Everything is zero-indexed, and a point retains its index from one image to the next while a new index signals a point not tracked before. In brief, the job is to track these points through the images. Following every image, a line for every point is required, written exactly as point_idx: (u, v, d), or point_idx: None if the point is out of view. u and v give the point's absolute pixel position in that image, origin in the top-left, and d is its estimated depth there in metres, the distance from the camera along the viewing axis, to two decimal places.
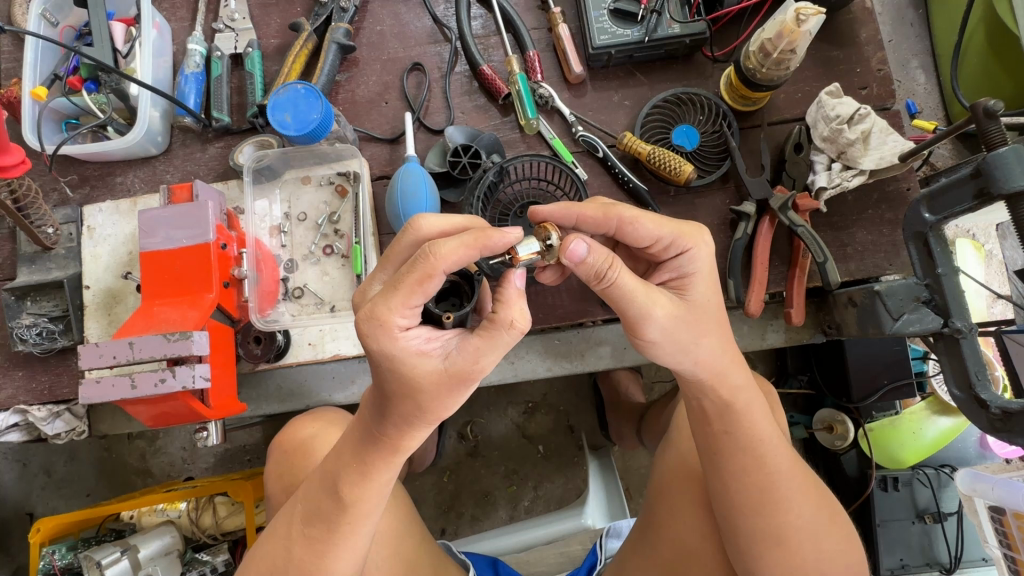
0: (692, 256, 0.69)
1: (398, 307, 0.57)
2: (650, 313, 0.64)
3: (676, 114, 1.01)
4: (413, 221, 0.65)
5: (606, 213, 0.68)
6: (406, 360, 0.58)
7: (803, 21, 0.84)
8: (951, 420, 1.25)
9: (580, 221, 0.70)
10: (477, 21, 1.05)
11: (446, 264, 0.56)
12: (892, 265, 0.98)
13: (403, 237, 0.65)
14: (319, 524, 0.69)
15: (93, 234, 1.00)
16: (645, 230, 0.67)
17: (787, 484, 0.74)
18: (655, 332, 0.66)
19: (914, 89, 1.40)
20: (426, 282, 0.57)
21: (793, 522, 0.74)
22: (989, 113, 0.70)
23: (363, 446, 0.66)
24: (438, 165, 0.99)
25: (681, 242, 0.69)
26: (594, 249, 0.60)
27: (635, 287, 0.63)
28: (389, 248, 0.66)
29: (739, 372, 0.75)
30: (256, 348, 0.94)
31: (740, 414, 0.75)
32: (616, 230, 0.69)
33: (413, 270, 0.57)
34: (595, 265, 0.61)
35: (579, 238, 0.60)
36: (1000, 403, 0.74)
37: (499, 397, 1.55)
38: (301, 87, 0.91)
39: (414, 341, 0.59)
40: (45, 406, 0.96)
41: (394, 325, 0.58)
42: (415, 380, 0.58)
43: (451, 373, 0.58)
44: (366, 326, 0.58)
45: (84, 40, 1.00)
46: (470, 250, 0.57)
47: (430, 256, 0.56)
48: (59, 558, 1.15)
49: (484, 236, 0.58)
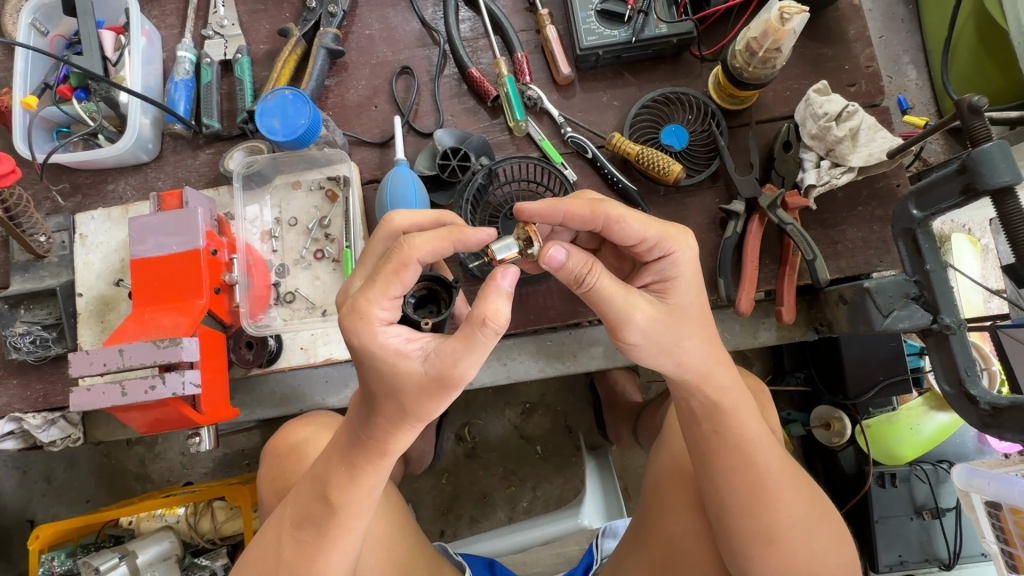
0: (675, 259, 0.70)
1: (377, 300, 0.59)
2: (630, 316, 0.65)
3: (664, 114, 1.02)
4: (386, 219, 0.69)
5: (593, 210, 0.68)
6: (387, 359, 0.58)
7: (787, 20, 0.84)
8: (948, 415, 1.24)
9: (567, 218, 0.69)
10: (465, 24, 1.06)
11: (421, 253, 0.59)
12: (883, 261, 0.98)
13: (378, 233, 0.68)
14: (308, 528, 0.70)
15: (86, 241, 1.00)
16: (632, 229, 0.68)
17: (777, 483, 0.74)
18: (636, 336, 0.66)
19: (905, 85, 1.40)
20: (402, 270, 0.59)
21: (783, 521, 0.74)
22: (974, 109, 0.69)
23: (350, 449, 0.66)
24: (427, 167, 0.99)
25: (665, 244, 0.69)
26: (572, 254, 0.63)
27: (615, 291, 0.64)
28: (365, 247, 0.68)
29: (726, 372, 0.75)
30: (247, 353, 0.95)
31: (727, 413, 0.75)
32: (602, 228, 0.69)
33: (389, 261, 0.59)
34: (574, 269, 0.63)
35: (557, 244, 0.63)
36: (990, 399, 0.74)
37: (496, 398, 1.56)
38: (289, 92, 0.91)
39: (393, 338, 0.59)
40: (39, 414, 0.98)
41: (373, 317, 0.59)
42: (399, 382, 0.58)
43: (431, 375, 0.57)
44: (347, 320, 0.59)
45: (74, 49, 1.01)
46: (444, 241, 0.61)
47: (406, 245, 0.59)
48: (59, 564, 1.16)
49: (457, 231, 0.62)
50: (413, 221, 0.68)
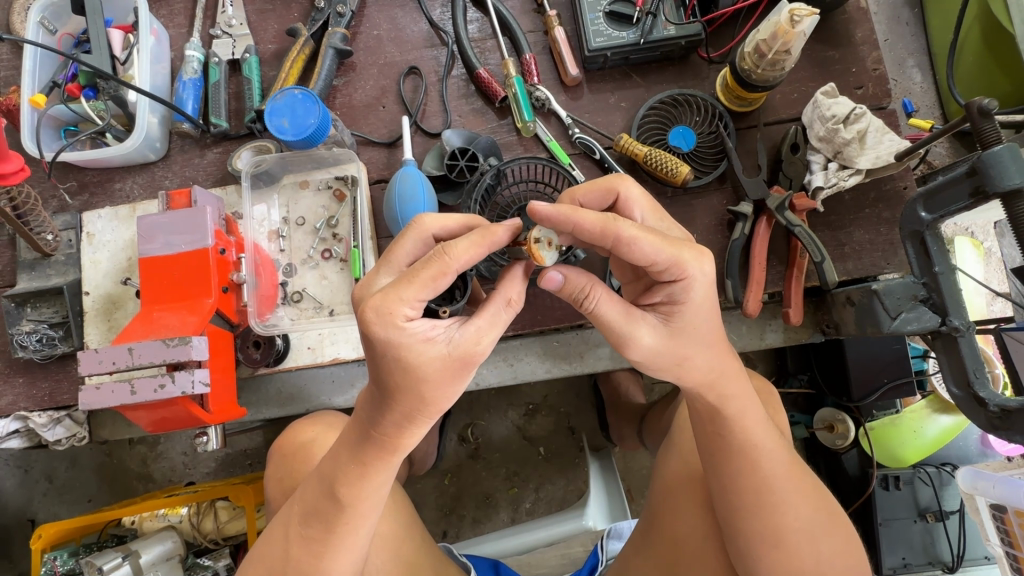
0: (686, 286, 0.65)
1: (407, 298, 0.57)
2: (631, 342, 0.66)
3: (673, 116, 1.02)
4: (417, 219, 0.66)
5: (603, 229, 0.62)
6: (415, 349, 0.57)
7: (798, 22, 0.84)
8: (952, 419, 1.25)
9: (578, 231, 0.64)
10: (473, 25, 1.06)
11: (459, 262, 0.58)
12: (890, 264, 0.98)
13: (408, 234, 0.65)
14: (316, 524, 0.70)
15: (93, 240, 1.00)
16: (643, 251, 0.62)
17: (783, 487, 0.74)
18: (637, 356, 0.68)
19: (910, 88, 1.41)
20: (441, 278, 0.58)
21: (790, 524, 0.74)
22: (984, 112, 0.70)
23: (358, 446, 0.66)
24: (436, 168, 0.99)
25: (676, 270, 0.64)
26: (570, 278, 0.65)
27: (614, 315, 0.65)
28: (391, 248, 0.65)
29: (732, 382, 0.74)
30: (255, 353, 0.94)
31: (732, 418, 0.74)
32: (613, 246, 0.63)
33: (427, 266, 0.58)
34: (573, 291, 0.65)
35: (554, 269, 0.65)
36: (999, 402, 0.73)
37: (499, 399, 1.56)
38: (298, 92, 0.91)
39: (419, 327, 0.58)
40: (45, 413, 0.98)
41: (400, 315, 0.57)
42: (422, 368, 0.58)
43: (456, 356, 0.58)
44: (372, 317, 0.57)
45: (82, 48, 1.01)
46: (477, 247, 0.59)
47: (444, 254, 0.57)
48: (61, 564, 1.15)
49: (490, 234, 0.60)
50: (444, 224, 0.65)
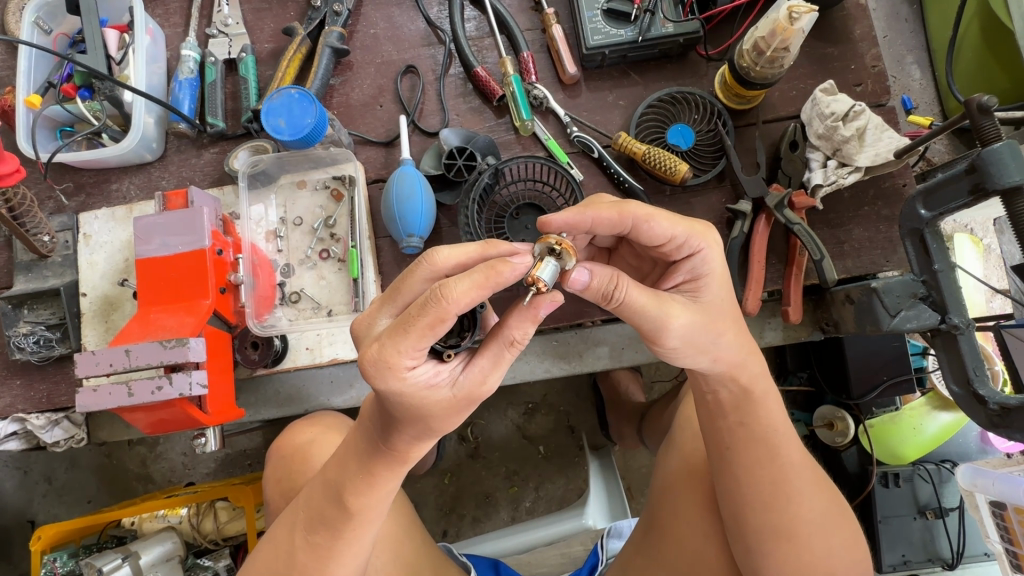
0: (705, 256, 0.69)
1: (406, 350, 0.55)
2: (667, 324, 0.64)
3: (671, 114, 1.01)
4: (429, 254, 0.61)
5: (621, 213, 0.65)
6: (417, 395, 0.57)
7: (797, 19, 0.84)
8: (951, 415, 1.24)
9: (595, 224, 0.66)
10: (471, 23, 1.06)
11: (459, 308, 0.53)
12: (889, 261, 0.98)
13: (418, 271, 0.60)
14: (322, 530, 0.69)
15: (90, 241, 1.00)
16: (660, 228, 0.66)
17: (798, 477, 0.75)
18: (675, 341, 0.66)
19: (909, 85, 1.40)
20: (438, 325, 0.54)
21: (803, 515, 0.74)
22: (983, 108, 0.69)
23: (367, 455, 0.65)
24: (433, 167, 0.99)
25: (695, 240, 0.68)
26: (596, 273, 0.61)
27: (646, 301, 0.63)
28: (400, 280, 0.62)
29: (755, 363, 0.76)
30: (253, 353, 0.94)
31: (756, 403, 0.76)
32: (631, 229, 0.66)
33: (425, 313, 0.54)
34: (601, 287, 0.61)
35: (578, 266, 0.61)
36: (999, 400, 0.73)
37: (499, 398, 1.55)
38: (295, 91, 0.91)
39: (421, 375, 0.57)
40: (43, 415, 0.98)
41: (401, 367, 0.55)
42: (427, 409, 0.58)
43: (460, 398, 0.58)
44: (373, 369, 0.55)
45: (77, 48, 1.00)
46: (482, 289, 0.54)
47: (442, 299, 0.53)
48: (61, 566, 1.15)
49: (495, 272, 0.54)
50: (456, 261, 0.61)
